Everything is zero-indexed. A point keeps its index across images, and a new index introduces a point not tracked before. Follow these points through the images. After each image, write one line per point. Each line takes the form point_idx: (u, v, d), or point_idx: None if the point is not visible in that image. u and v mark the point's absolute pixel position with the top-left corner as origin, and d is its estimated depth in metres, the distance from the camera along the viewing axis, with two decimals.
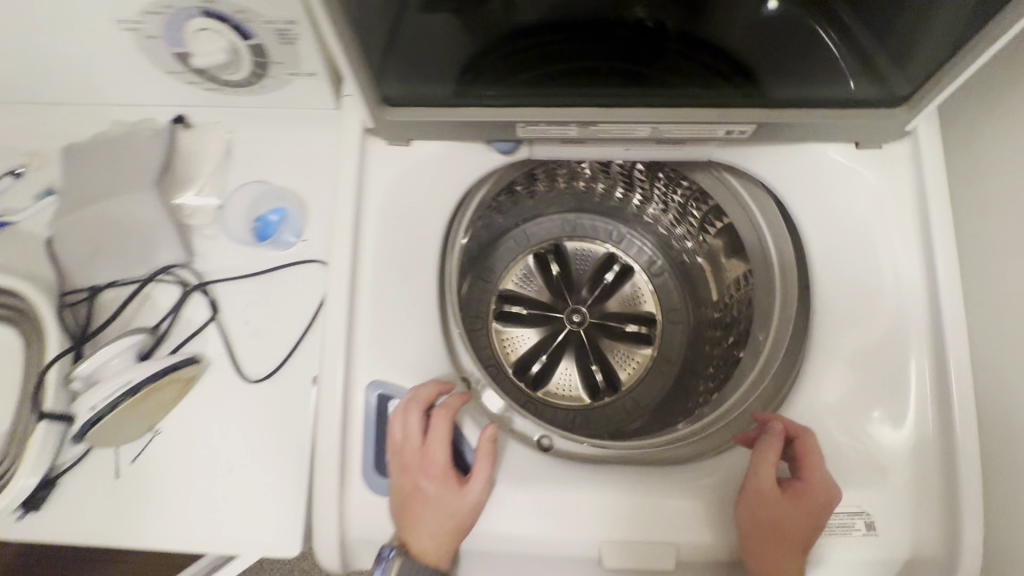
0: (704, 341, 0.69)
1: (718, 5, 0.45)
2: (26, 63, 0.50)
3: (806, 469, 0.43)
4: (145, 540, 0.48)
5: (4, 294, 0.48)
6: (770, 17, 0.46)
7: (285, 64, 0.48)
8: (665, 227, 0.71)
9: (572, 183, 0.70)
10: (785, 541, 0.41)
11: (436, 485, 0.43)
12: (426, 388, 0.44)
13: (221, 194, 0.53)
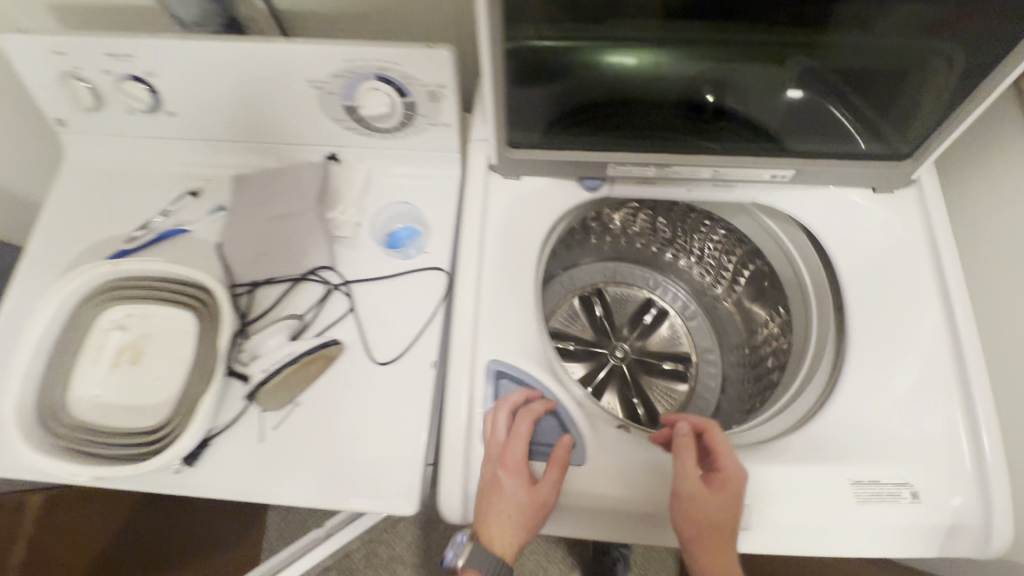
0: (736, 375, 0.80)
1: (750, 94, 0.57)
2: (228, 109, 0.65)
3: (718, 458, 0.50)
4: (282, 493, 0.56)
5: (189, 283, 0.60)
6: (795, 103, 0.58)
7: (426, 116, 0.63)
8: (698, 277, 0.84)
9: (617, 236, 0.82)
10: (719, 527, 0.48)
11: (514, 480, 0.50)
12: (516, 394, 0.53)
13: (360, 214, 0.66)
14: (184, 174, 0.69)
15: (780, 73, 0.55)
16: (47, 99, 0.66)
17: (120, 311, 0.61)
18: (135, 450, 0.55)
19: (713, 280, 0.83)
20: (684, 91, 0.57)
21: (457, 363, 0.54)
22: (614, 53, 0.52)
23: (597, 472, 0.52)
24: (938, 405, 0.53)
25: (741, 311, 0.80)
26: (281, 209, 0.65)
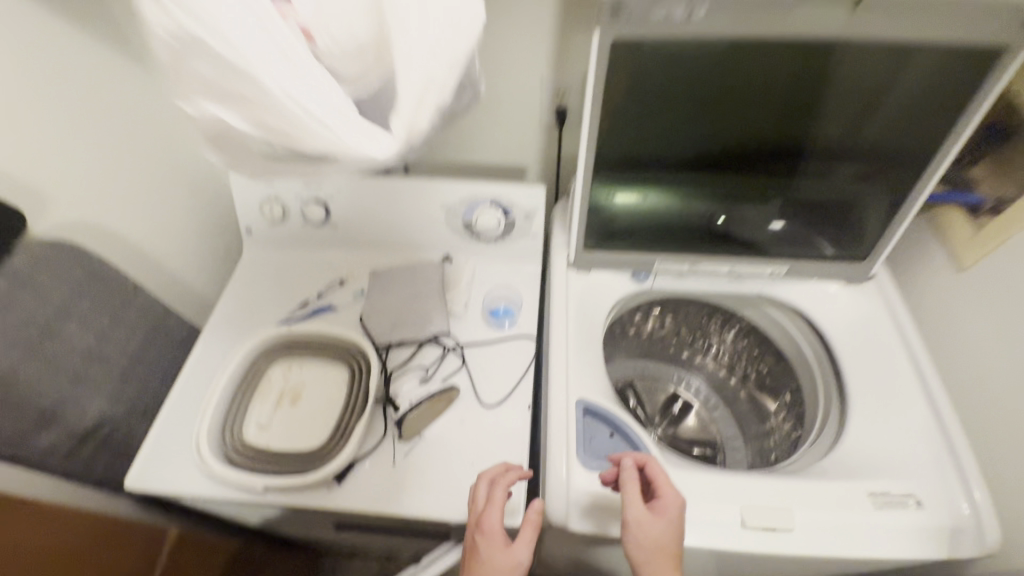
0: (759, 453, 0.94)
1: (749, 221, 0.84)
2: (377, 222, 0.91)
3: (659, 487, 0.61)
4: (411, 507, 0.68)
5: (344, 342, 0.80)
6: (780, 229, 0.84)
7: (521, 229, 0.89)
8: (716, 373, 1.03)
9: (647, 337, 1.03)
10: (664, 550, 0.57)
11: (491, 546, 0.58)
12: (495, 467, 0.65)
13: (468, 296, 0.88)
14: (331, 267, 0.92)
15: (767, 205, 0.83)
16: (245, 213, 0.92)
17: (284, 364, 0.80)
18: (298, 467, 0.69)
19: (727, 374, 1.03)
20: (704, 216, 0.84)
21: (557, 399, 0.73)
22: (656, 189, 0.80)
23: None
24: (921, 437, 0.70)
25: (753, 399, 0.99)
26: (409, 291, 0.87)
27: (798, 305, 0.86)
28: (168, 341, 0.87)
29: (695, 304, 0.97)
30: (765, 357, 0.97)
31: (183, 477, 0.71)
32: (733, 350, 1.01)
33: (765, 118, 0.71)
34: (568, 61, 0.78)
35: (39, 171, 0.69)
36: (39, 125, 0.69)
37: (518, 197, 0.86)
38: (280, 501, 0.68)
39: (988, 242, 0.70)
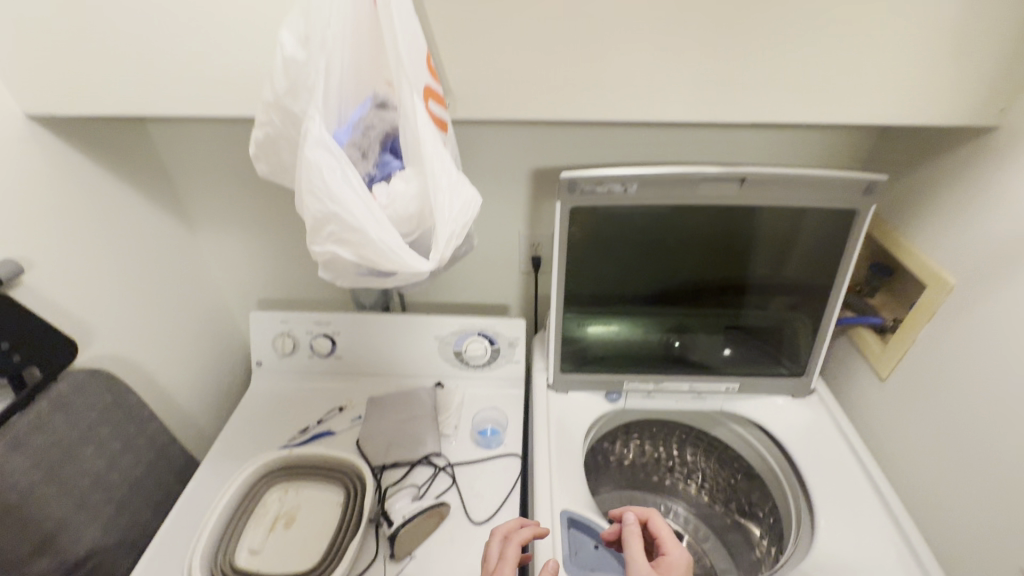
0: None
1: (698, 345, 0.98)
2: (377, 353, 1.02)
3: (664, 545, 0.66)
4: None
5: (341, 463, 0.85)
6: (727, 354, 0.98)
7: (505, 356, 1.01)
8: (697, 496, 1.08)
9: (627, 464, 1.09)
10: None
11: None
12: (509, 524, 0.70)
13: (457, 419, 0.96)
14: (332, 396, 1.01)
15: (713, 332, 0.97)
16: (257, 348, 1.03)
17: (281, 488, 0.84)
18: None
19: (708, 501, 1.07)
20: (661, 341, 0.98)
21: (542, 511, 0.78)
22: (618, 319, 0.95)
23: None
24: (884, 538, 0.75)
25: (737, 527, 1.02)
26: (403, 414, 0.94)
27: (755, 418, 0.96)
28: (166, 471, 0.90)
29: (668, 428, 1.06)
30: (737, 475, 1.03)
31: None
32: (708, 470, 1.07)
33: (698, 264, 0.90)
34: (539, 221, 0.99)
35: (93, 312, 0.81)
36: (102, 275, 0.83)
37: (502, 328, 1.00)
38: None
39: (894, 354, 0.84)
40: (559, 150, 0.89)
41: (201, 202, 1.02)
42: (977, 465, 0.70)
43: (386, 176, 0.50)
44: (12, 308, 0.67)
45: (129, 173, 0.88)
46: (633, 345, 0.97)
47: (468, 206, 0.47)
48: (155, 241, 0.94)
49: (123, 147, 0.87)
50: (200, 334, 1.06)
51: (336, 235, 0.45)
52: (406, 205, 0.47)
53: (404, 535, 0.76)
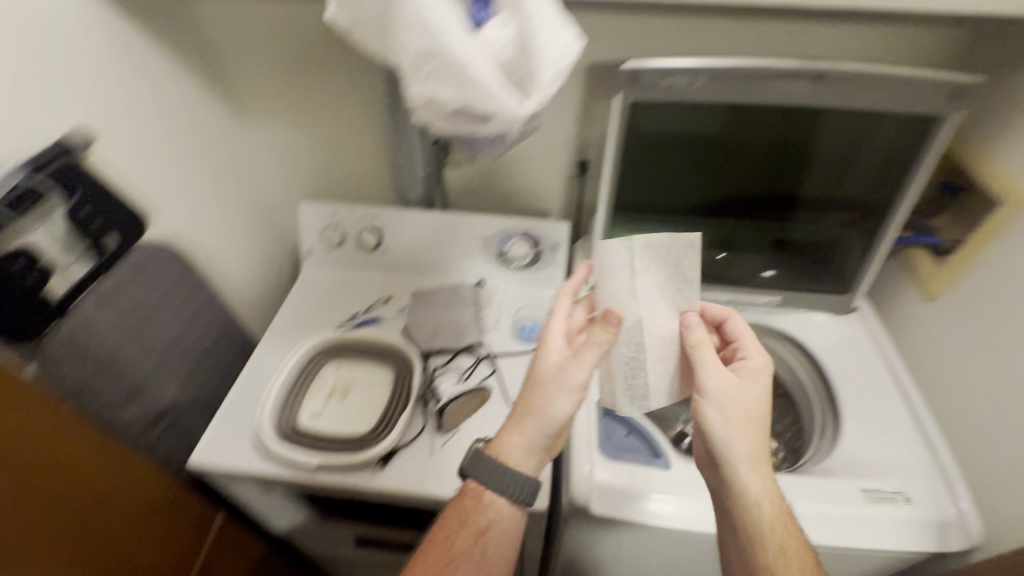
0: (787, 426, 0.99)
1: (740, 263, 0.99)
2: (422, 249, 1.04)
3: (749, 352, 0.71)
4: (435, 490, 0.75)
5: (391, 348, 0.91)
6: (770, 275, 1.00)
7: (547, 260, 1.02)
8: None
9: None
10: (751, 412, 0.65)
11: (553, 362, 0.66)
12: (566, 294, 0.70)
13: (497, 313, 0.99)
14: (376, 285, 1.04)
15: (756, 258, 0.99)
16: (306, 236, 1.06)
17: (333, 366, 0.89)
18: (348, 452, 0.77)
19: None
20: (706, 255, 0.99)
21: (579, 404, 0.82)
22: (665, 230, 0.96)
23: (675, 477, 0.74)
24: (907, 445, 0.79)
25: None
26: (448, 304, 0.98)
27: (789, 333, 0.99)
28: (229, 346, 0.97)
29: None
30: None
31: (243, 458, 0.79)
32: None
33: (761, 181, 0.89)
34: (590, 123, 0.97)
35: (157, 189, 0.83)
36: (162, 151, 0.84)
37: (546, 231, 1.01)
38: (330, 480, 0.77)
39: (954, 273, 0.82)
40: (623, 43, 0.86)
41: (249, 88, 1.01)
42: (1011, 381, 0.71)
43: (479, 25, 0.54)
44: (84, 177, 0.69)
45: (183, 48, 0.88)
46: None
47: (565, 47, 0.54)
48: (210, 124, 0.95)
49: (173, 21, 0.85)
50: (256, 221, 1.11)
51: (451, 78, 0.52)
52: (507, 49, 0.54)
53: (449, 414, 0.83)
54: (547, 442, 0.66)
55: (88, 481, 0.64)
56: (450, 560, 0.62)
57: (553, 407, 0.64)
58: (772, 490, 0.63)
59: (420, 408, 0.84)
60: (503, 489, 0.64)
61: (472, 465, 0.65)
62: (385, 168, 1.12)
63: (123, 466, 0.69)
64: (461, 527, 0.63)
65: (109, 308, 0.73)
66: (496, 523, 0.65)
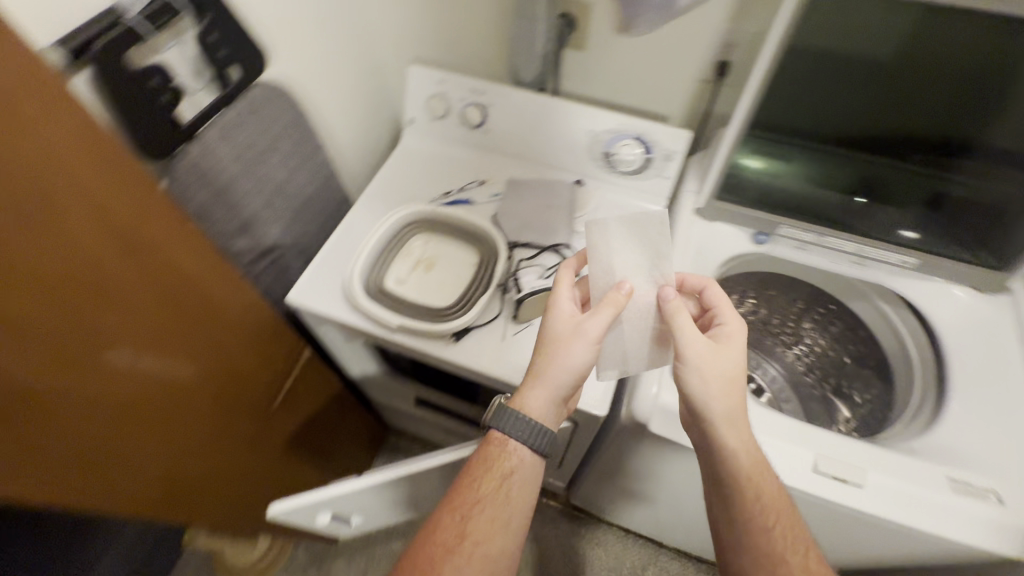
0: (871, 393, 0.95)
1: (878, 213, 0.87)
2: (525, 136, 0.99)
3: (721, 315, 0.68)
4: (501, 372, 0.78)
5: (479, 231, 0.90)
6: (910, 235, 0.86)
7: (656, 170, 0.94)
8: (804, 355, 0.99)
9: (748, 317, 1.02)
10: (732, 377, 0.63)
11: (560, 323, 0.65)
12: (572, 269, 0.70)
13: (590, 217, 0.94)
14: (472, 167, 1.02)
15: (900, 212, 0.85)
16: (411, 104, 1.03)
17: (422, 238, 0.91)
18: (426, 320, 0.80)
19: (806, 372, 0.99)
20: (840, 195, 0.87)
21: None
22: (800, 159, 0.84)
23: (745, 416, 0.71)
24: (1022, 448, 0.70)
25: (825, 400, 0.96)
26: (543, 200, 0.95)
27: (915, 302, 0.88)
28: (329, 201, 1.00)
29: (788, 296, 1.02)
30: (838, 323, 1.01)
31: (332, 305, 0.85)
32: (819, 326, 1.01)
33: (945, 120, 0.73)
34: (747, 16, 0.83)
35: (277, 26, 0.82)
36: None
37: (662, 138, 0.91)
38: (407, 342, 0.81)
39: None
40: None
41: None
42: None
43: None
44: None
45: None
46: (806, 194, 0.88)
47: None
48: None
49: None
50: (364, 81, 1.08)
51: None
52: None
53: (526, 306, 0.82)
54: (565, 395, 0.64)
55: (224, 309, 0.68)
56: (474, 502, 0.60)
57: (568, 360, 0.62)
58: (750, 444, 0.63)
59: (500, 294, 0.84)
60: (530, 440, 0.62)
61: (494, 417, 0.63)
62: (502, 41, 1.03)
63: (252, 301, 0.73)
64: (484, 473, 0.62)
65: (228, 139, 0.76)
66: (519, 470, 0.62)
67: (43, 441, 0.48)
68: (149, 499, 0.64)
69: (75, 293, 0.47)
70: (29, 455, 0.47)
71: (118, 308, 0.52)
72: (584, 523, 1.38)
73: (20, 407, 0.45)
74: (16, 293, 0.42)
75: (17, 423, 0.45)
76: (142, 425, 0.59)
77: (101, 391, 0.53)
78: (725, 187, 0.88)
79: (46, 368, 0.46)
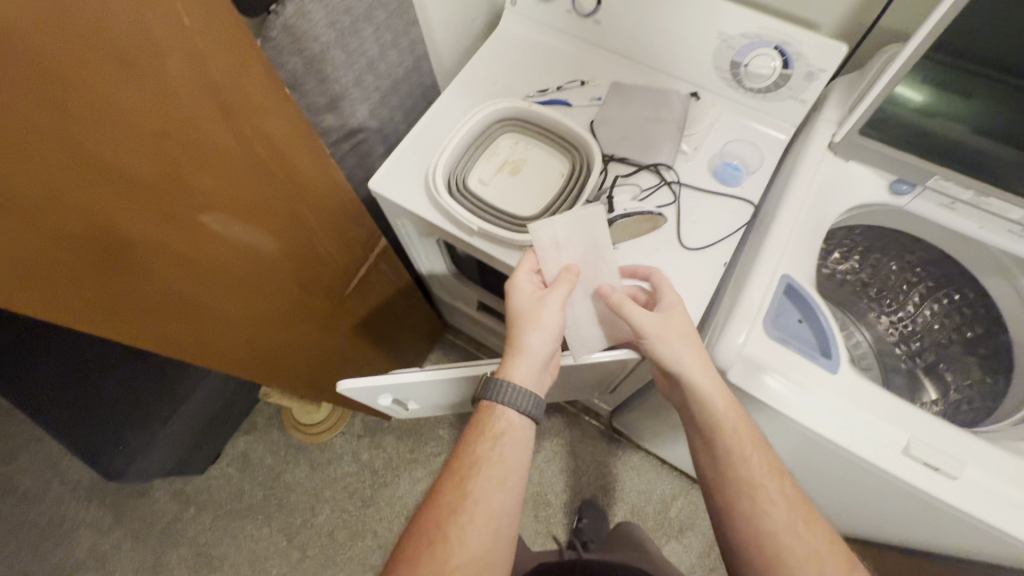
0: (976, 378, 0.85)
1: None
2: (643, 33, 0.85)
3: (663, 293, 0.69)
4: None
5: (573, 138, 0.81)
6: None
7: (792, 90, 0.79)
8: (905, 323, 0.92)
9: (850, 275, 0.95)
10: (687, 337, 0.66)
11: (523, 306, 0.68)
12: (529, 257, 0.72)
13: (699, 138, 0.83)
14: (575, 64, 0.91)
15: None
16: None
17: (510, 139, 0.84)
18: (506, 228, 0.77)
19: (896, 343, 0.93)
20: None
21: (764, 267, 0.69)
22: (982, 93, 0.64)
23: (836, 383, 0.65)
24: None
25: (909, 375, 0.92)
26: (649, 112, 0.84)
27: None
28: (416, 86, 0.94)
29: (902, 259, 0.90)
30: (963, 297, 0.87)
31: (412, 198, 0.82)
32: (933, 296, 0.89)
33: None
34: None
35: None
36: None
37: (810, 52, 0.76)
38: (483, 248, 0.79)
39: None
40: None
41: None
42: None
43: None
44: None
45: None
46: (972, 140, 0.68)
47: None
48: None
49: None
50: None
51: None
52: None
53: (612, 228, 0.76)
54: (542, 364, 0.68)
55: (316, 193, 0.68)
56: (471, 464, 0.63)
57: (536, 335, 0.67)
58: (719, 382, 0.66)
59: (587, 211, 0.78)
60: (520, 406, 0.65)
61: (482, 390, 0.67)
62: None
63: (339, 184, 0.72)
64: (478, 437, 0.65)
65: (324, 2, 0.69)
66: (511, 431, 0.66)
67: (152, 290, 0.51)
68: (235, 359, 0.70)
69: (187, 153, 0.48)
70: (140, 303, 0.51)
71: (224, 176, 0.53)
72: (622, 447, 1.41)
73: (133, 255, 0.47)
74: (133, 143, 0.43)
75: (131, 272, 0.48)
76: (234, 292, 0.63)
77: (201, 256, 0.55)
78: (876, 120, 0.73)
79: (157, 225, 0.49)
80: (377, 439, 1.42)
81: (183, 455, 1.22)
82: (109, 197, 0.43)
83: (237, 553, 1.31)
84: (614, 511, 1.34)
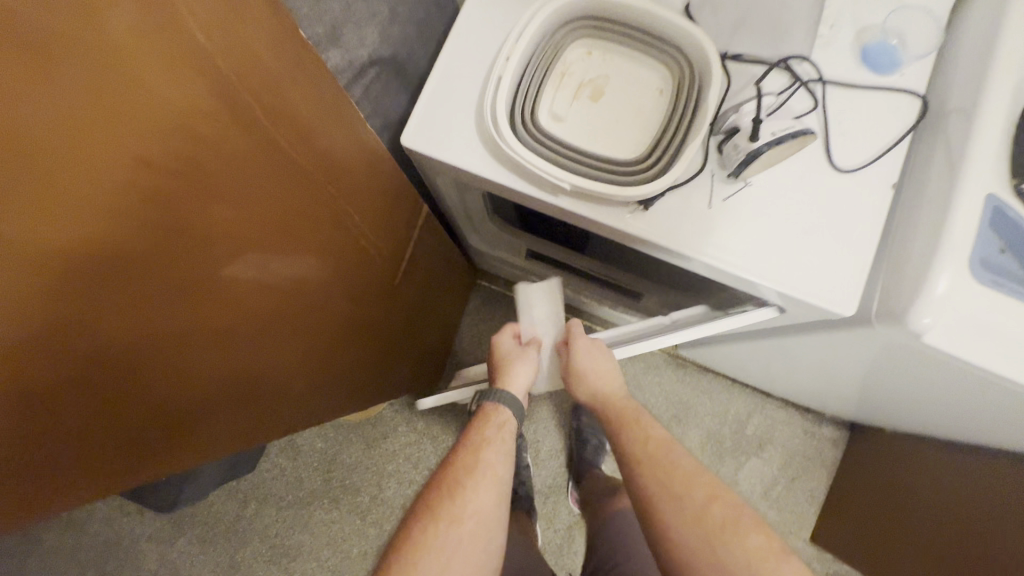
0: None
1: None
2: None
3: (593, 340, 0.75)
4: (707, 253, 0.58)
5: (673, 38, 0.59)
6: None
7: None
8: None
9: None
10: (611, 372, 0.71)
11: (504, 357, 0.74)
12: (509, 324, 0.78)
13: (840, 12, 0.61)
14: None
15: None
16: None
17: (582, 49, 0.62)
18: (603, 180, 0.57)
19: None
20: None
21: (968, 191, 0.52)
22: None
23: None
24: None
25: None
26: None
27: None
28: None
29: None
30: None
31: (462, 155, 0.61)
32: None
33: None
34: None
35: None
36: None
37: None
38: (572, 210, 0.60)
39: None
40: None
41: None
42: None
43: None
44: None
45: None
46: None
47: None
48: None
49: None
50: None
51: None
52: None
53: (748, 166, 0.55)
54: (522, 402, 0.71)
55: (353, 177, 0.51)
56: (481, 442, 0.62)
57: (516, 374, 0.71)
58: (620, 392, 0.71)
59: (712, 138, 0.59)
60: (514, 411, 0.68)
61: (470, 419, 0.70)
62: None
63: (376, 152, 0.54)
64: (480, 426, 0.65)
65: None
66: (508, 425, 0.66)
67: (155, 399, 0.38)
68: (301, 409, 0.58)
69: (135, 202, 0.31)
70: (151, 412, 0.38)
71: (207, 208, 0.36)
72: (688, 372, 1.33)
73: (107, 373, 0.33)
74: (32, 221, 0.26)
75: (115, 388, 0.34)
76: (268, 348, 0.49)
77: (210, 327, 0.40)
78: None
79: (148, 295, 0.34)
80: (429, 405, 1.32)
81: (230, 464, 1.11)
82: (28, 314, 0.27)
83: (312, 539, 1.26)
84: (690, 437, 1.29)
